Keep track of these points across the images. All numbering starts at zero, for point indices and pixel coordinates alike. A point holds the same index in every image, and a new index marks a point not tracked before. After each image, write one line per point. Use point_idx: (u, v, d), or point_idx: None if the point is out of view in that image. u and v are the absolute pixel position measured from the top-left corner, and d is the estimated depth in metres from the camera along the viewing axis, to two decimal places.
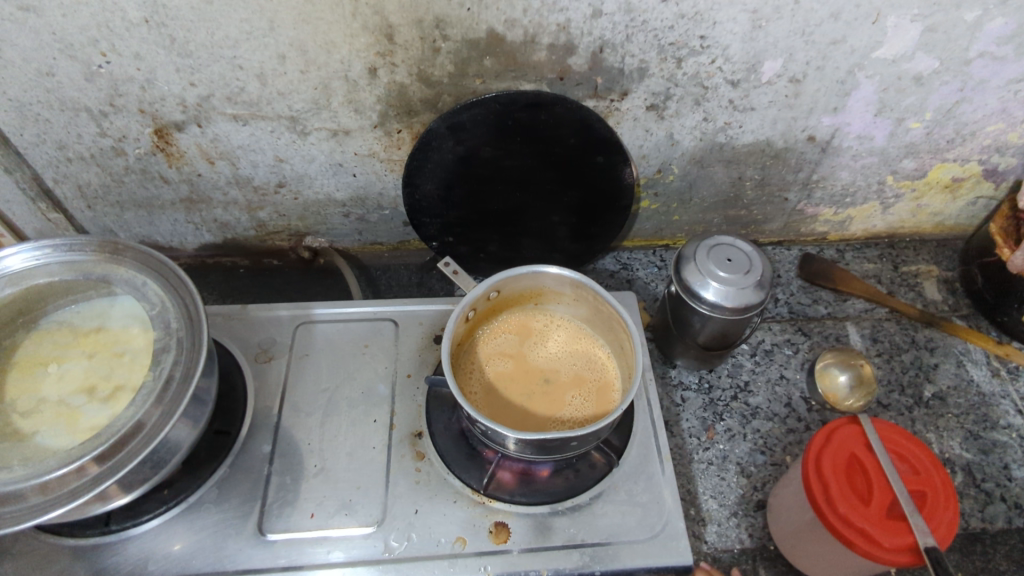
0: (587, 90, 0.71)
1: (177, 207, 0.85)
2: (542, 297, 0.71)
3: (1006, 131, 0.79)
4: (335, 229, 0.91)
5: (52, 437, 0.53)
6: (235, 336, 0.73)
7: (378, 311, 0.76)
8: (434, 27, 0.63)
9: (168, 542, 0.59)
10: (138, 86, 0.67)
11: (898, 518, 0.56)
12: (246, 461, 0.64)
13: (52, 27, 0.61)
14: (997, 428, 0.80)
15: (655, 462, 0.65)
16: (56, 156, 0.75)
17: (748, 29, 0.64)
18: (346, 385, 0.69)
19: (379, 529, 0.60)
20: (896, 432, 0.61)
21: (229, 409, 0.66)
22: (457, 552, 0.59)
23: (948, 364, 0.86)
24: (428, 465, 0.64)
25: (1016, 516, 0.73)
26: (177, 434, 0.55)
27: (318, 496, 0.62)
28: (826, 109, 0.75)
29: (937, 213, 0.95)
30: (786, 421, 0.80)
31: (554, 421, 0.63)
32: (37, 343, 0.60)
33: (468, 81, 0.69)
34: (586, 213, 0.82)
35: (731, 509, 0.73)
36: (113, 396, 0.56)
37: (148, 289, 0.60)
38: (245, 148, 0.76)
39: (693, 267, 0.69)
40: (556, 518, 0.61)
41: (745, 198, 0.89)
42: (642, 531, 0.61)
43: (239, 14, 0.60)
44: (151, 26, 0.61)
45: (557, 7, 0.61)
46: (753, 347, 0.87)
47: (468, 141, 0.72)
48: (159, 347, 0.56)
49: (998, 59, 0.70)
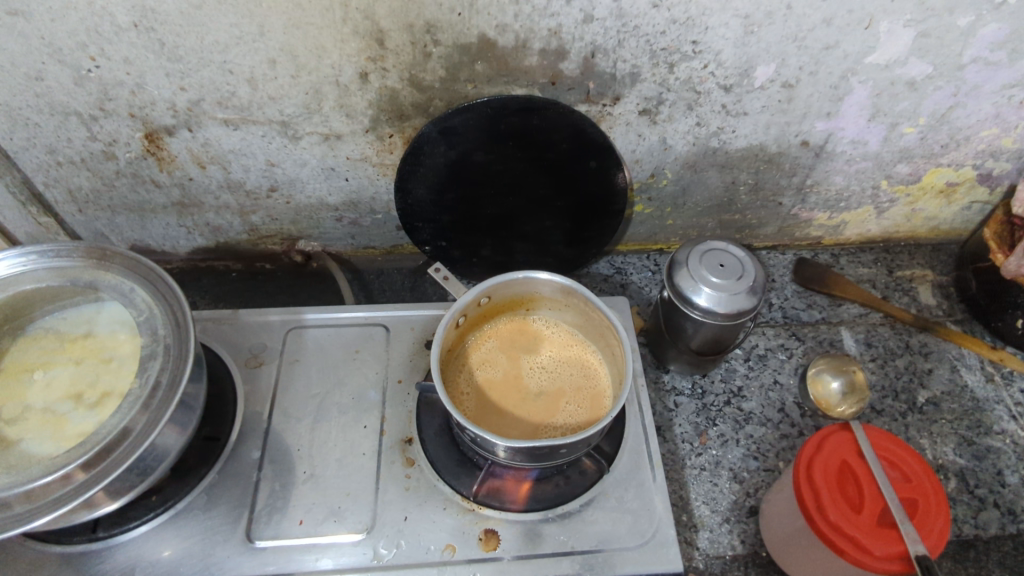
0: (579, 95, 0.70)
1: (170, 211, 0.85)
2: (533, 304, 0.71)
3: (1001, 136, 0.79)
4: (328, 233, 0.91)
5: (38, 445, 0.53)
6: (225, 341, 0.72)
7: (370, 316, 0.76)
8: (425, 32, 0.62)
9: (156, 549, 0.59)
10: (128, 91, 0.67)
11: (889, 526, 0.55)
12: (235, 467, 0.63)
13: (40, 32, 0.60)
14: (991, 434, 0.80)
15: (645, 468, 0.65)
16: (46, 160, 0.75)
17: (740, 34, 0.64)
18: (337, 391, 0.69)
19: (369, 536, 0.60)
20: (888, 439, 0.61)
21: (218, 415, 0.66)
22: (446, 559, 0.59)
23: (943, 370, 0.85)
24: (418, 472, 0.64)
25: (1010, 522, 0.73)
26: (164, 440, 0.55)
27: (307, 503, 0.61)
28: (820, 114, 0.74)
29: (932, 218, 0.94)
30: (779, 426, 0.79)
31: (547, 428, 0.62)
32: (24, 350, 0.59)
33: (459, 86, 0.68)
34: (579, 217, 0.82)
35: (724, 515, 0.72)
36: (100, 403, 0.55)
37: (136, 295, 0.59)
38: (236, 152, 0.76)
39: (686, 272, 0.69)
40: (547, 525, 0.61)
41: (740, 203, 0.89)
42: (633, 538, 0.61)
43: (229, 19, 0.60)
44: (140, 30, 0.61)
45: (548, 12, 0.61)
46: (746, 352, 0.86)
47: (460, 145, 0.72)
48: (147, 353, 0.56)
49: (991, 65, 0.69)
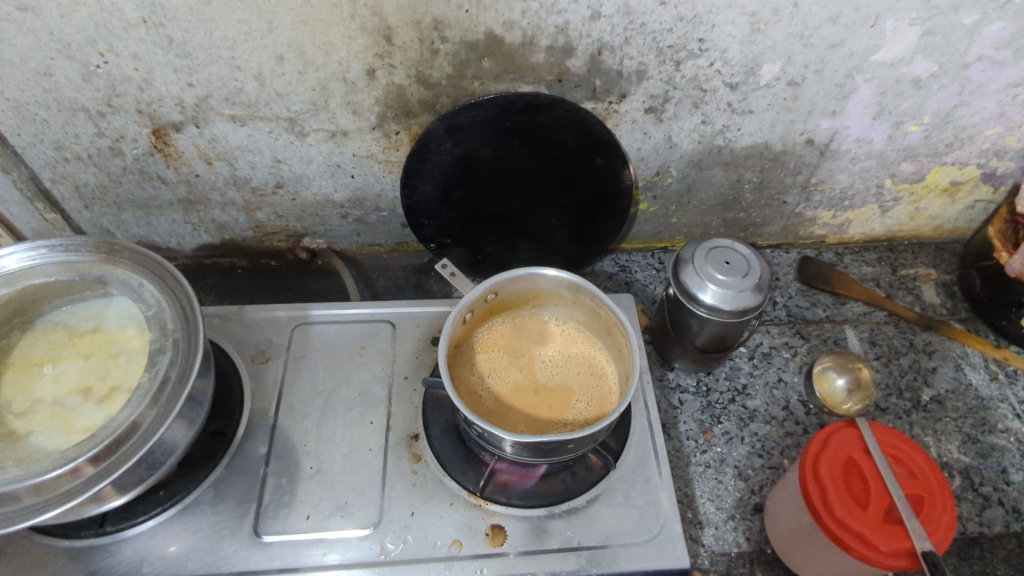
0: (585, 92, 0.70)
1: (176, 208, 0.85)
2: (539, 300, 0.71)
3: (1004, 134, 0.79)
4: (333, 230, 0.91)
5: (46, 438, 0.53)
6: (231, 337, 0.73)
7: (376, 312, 0.76)
8: (433, 28, 0.62)
9: (163, 544, 0.59)
10: (136, 87, 0.67)
11: (895, 522, 0.55)
12: (241, 462, 0.63)
13: (50, 28, 0.61)
14: (995, 432, 0.80)
15: (652, 465, 0.65)
16: (53, 156, 0.75)
17: (746, 32, 0.64)
18: (343, 387, 0.69)
19: (376, 531, 0.60)
20: (892, 435, 0.61)
21: (225, 411, 0.66)
22: (453, 555, 0.59)
23: (947, 368, 0.86)
24: (424, 468, 0.64)
25: (1014, 520, 0.73)
26: (172, 435, 0.55)
27: (314, 498, 0.61)
28: (824, 113, 0.75)
29: (935, 216, 0.94)
30: (784, 424, 0.80)
31: (557, 424, 0.62)
32: (31, 344, 0.59)
33: (466, 83, 0.69)
34: (585, 215, 0.82)
35: (729, 512, 0.72)
36: (108, 397, 0.55)
37: (144, 290, 0.59)
38: (242, 149, 0.76)
39: (691, 269, 0.69)
40: (553, 521, 0.61)
41: (744, 201, 0.89)
42: (639, 534, 0.61)
43: (238, 15, 0.60)
44: (149, 27, 0.61)
45: (556, 9, 0.61)
46: (751, 350, 0.86)
47: (467, 143, 0.72)
48: (155, 348, 0.56)
49: (996, 63, 0.70)
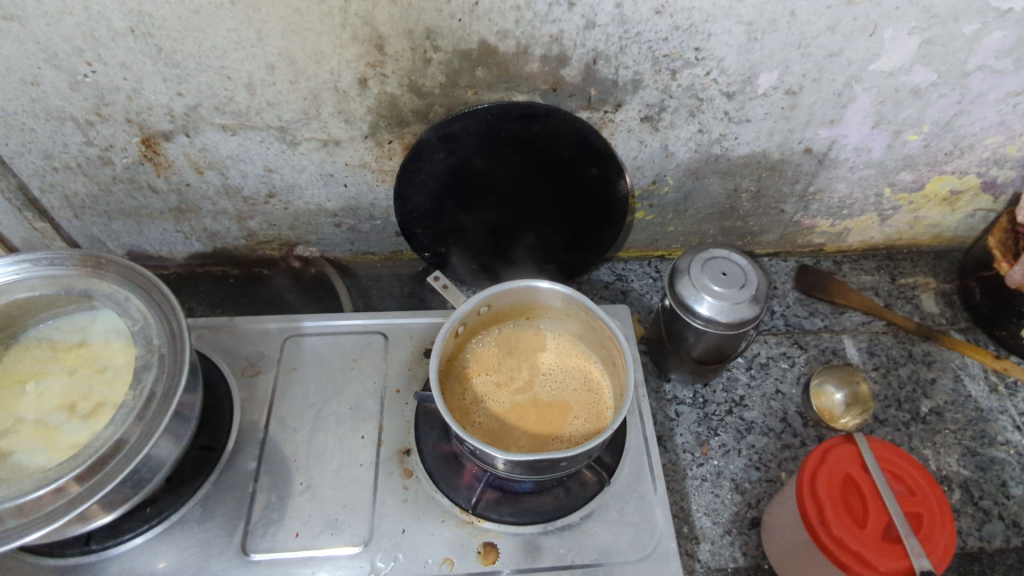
0: (581, 102, 0.70)
1: (167, 216, 0.84)
2: (532, 313, 0.70)
3: (1004, 144, 0.78)
4: (327, 238, 0.90)
5: (31, 456, 0.52)
6: (222, 348, 0.72)
7: (369, 324, 0.75)
8: (425, 37, 0.62)
9: (150, 561, 0.58)
10: (125, 96, 0.66)
11: (893, 540, 0.54)
12: (230, 478, 0.63)
13: (36, 36, 0.60)
14: (995, 445, 0.79)
15: (647, 480, 0.64)
16: (42, 165, 0.74)
17: (743, 41, 0.63)
18: (335, 400, 0.68)
19: (366, 549, 0.59)
20: (891, 451, 0.60)
21: (214, 425, 0.65)
22: (444, 573, 0.58)
23: (946, 379, 0.85)
24: (416, 483, 0.63)
25: (1014, 535, 0.72)
26: (159, 452, 0.54)
27: (304, 515, 0.61)
28: (823, 122, 0.74)
29: (935, 224, 0.94)
30: (781, 436, 0.79)
31: (555, 440, 0.62)
32: (17, 359, 0.59)
33: (460, 92, 0.68)
34: (580, 224, 0.81)
35: (725, 527, 0.72)
36: (94, 413, 0.54)
37: (130, 304, 0.58)
38: (234, 158, 0.75)
39: (687, 281, 0.68)
40: (546, 538, 0.60)
41: (741, 210, 0.88)
42: (634, 551, 0.60)
43: (228, 24, 0.59)
44: (137, 36, 0.60)
45: (550, 18, 0.60)
46: (748, 361, 0.86)
47: (460, 152, 0.71)
48: (141, 364, 0.55)
49: (996, 72, 0.69)
